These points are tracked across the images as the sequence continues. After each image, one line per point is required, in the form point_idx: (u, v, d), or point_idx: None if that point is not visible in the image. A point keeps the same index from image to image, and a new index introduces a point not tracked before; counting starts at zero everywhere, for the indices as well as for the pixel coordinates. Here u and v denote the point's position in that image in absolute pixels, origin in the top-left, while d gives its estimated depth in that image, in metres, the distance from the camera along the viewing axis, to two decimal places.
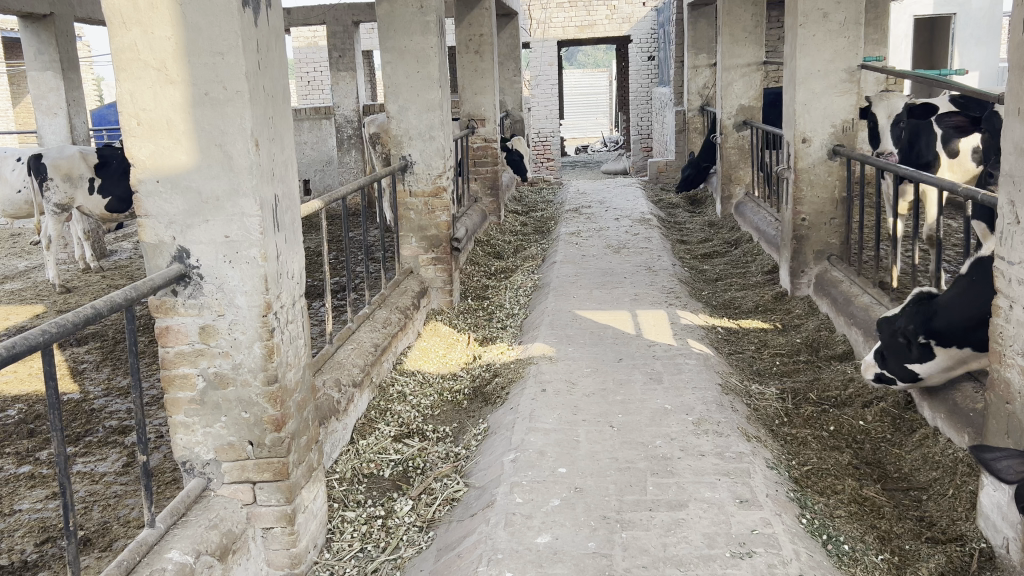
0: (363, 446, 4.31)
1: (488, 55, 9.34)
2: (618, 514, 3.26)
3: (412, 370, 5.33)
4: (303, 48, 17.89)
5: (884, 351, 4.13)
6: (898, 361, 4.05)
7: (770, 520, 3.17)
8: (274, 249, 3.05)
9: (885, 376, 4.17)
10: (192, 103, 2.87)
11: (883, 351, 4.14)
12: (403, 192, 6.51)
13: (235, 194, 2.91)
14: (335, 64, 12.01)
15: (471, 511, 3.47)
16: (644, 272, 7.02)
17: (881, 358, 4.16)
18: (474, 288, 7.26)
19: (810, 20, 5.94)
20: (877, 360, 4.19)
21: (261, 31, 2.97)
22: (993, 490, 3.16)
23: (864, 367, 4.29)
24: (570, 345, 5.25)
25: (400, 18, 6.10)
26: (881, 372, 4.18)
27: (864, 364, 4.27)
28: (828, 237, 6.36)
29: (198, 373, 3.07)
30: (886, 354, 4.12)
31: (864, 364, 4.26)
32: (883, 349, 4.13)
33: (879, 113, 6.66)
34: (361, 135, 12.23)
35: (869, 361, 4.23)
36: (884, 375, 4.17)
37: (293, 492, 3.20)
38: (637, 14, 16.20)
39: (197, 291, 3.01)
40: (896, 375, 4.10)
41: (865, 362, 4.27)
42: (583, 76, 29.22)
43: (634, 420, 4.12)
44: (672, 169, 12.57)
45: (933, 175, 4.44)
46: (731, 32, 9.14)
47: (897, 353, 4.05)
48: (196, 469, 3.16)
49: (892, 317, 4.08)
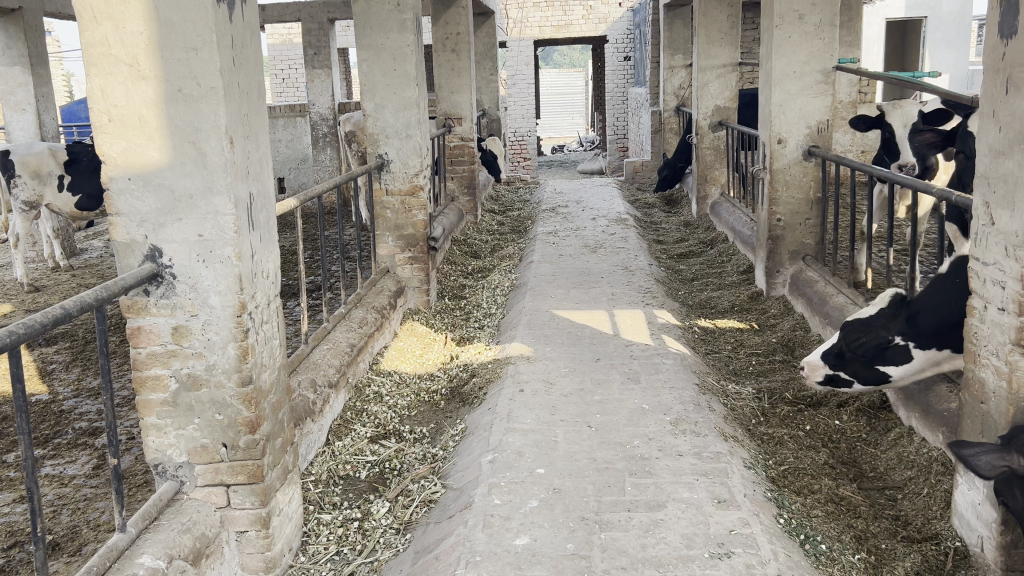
0: (339, 448, 4.27)
1: (464, 54, 9.29)
2: (596, 514, 3.25)
3: (389, 371, 5.29)
4: (278, 45, 17.71)
5: (846, 352, 3.96)
6: (866, 363, 3.90)
7: (748, 520, 3.17)
8: (249, 247, 3.01)
9: (840, 377, 4.00)
10: (165, 100, 2.81)
11: (844, 352, 3.97)
12: (379, 191, 6.46)
13: (209, 192, 2.86)
14: (310, 62, 11.94)
15: (449, 513, 3.44)
16: (621, 272, 7.03)
17: (841, 359, 3.98)
18: (451, 287, 7.22)
19: (786, 22, 5.97)
20: (832, 361, 4.01)
21: (236, 26, 2.92)
22: (968, 489, 3.19)
23: (808, 369, 4.09)
24: (548, 345, 5.23)
25: (376, 16, 6.05)
26: (834, 374, 4.01)
27: (810, 364, 4.07)
28: (803, 237, 6.40)
29: (171, 373, 3.02)
30: (849, 355, 3.95)
31: (812, 365, 4.06)
32: (845, 350, 3.97)
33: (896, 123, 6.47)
34: (336, 133, 12.14)
35: (820, 362, 4.05)
36: (839, 376, 4.00)
37: (268, 495, 3.15)
38: (612, 14, 16.23)
39: (170, 290, 2.96)
40: (858, 376, 3.95)
41: (813, 362, 4.07)
42: (558, 76, 29.28)
43: (612, 420, 4.12)
44: (648, 169, 12.61)
45: (909, 176, 4.46)
46: (707, 33, 9.17)
47: (866, 354, 3.89)
48: (169, 472, 3.10)
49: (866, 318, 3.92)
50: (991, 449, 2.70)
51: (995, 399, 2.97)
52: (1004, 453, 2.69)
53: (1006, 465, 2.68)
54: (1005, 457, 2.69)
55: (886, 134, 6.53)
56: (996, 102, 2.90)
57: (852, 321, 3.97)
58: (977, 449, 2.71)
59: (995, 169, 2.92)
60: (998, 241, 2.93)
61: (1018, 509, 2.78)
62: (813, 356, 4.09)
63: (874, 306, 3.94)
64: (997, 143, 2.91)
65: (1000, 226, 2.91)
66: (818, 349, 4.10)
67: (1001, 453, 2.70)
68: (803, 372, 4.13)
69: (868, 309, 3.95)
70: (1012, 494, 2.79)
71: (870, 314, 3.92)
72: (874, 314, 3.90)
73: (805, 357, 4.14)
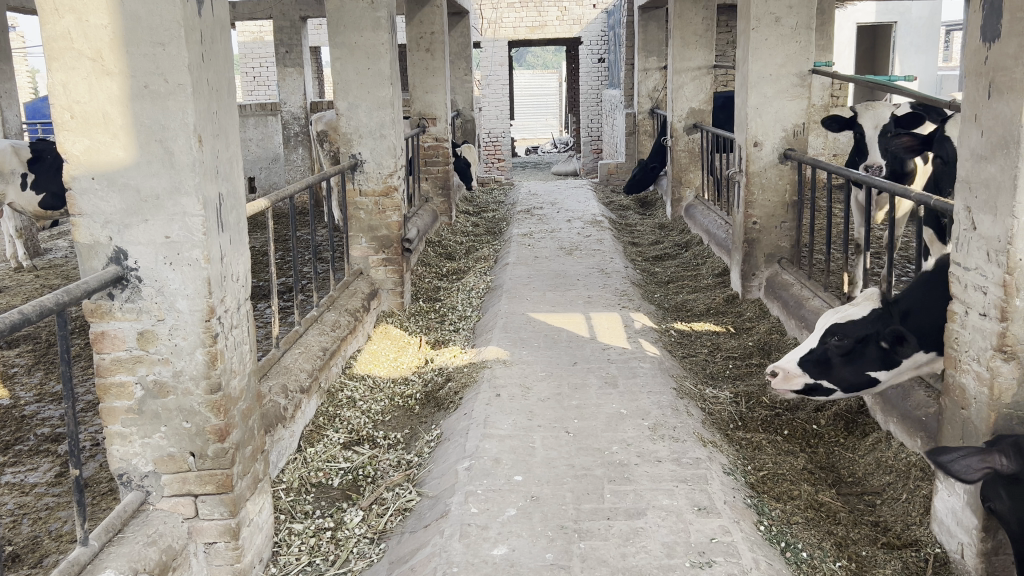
0: (311, 454, 4.18)
1: (439, 54, 9.19)
2: (576, 523, 3.19)
3: (362, 375, 5.20)
4: (249, 43, 17.47)
5: (833, 357, 3.75)
6: (855, 369, 3.75)
7: (729, 528, 3.12)
8: (218, 249, 2.91)
9: (822, 385, 3.78)
10: (131, 97, 2.71)
11: (830, 357, 3.75)
12: (353, 191, 6.37)
13: (177, 192, 2.76)
14: (282, 60, 11.80)
15: (424, 522, 3.36)
16: (597, 274, 6.98)
17: (826, 365, 3.76)
18: (426, 290, 7.14)
19: (762, 24, 5.96)
20: (815, 369, 3.77)
21: (205, 21, 2.83)
22: (948, 495, 3.17)
23: (783, 378, 3.81)
24: (525, 349, 5.16)
25: (350, 14, 5.96)
26: (815, 382, 3.79)
27: (788, 373, 3.80)
28: (779, 241, 6.39)
29: (136, 380, 2.91)
30: (835, 361, 3.75)
31: (791, 373, 3.79)
32: (830, 356, 3.76)
33: (867, 124, 6.35)
34: (308, 133, 12.00)
35: (800, 371, 3.80)
36: (821, 384, 3.78)
37: (237, 505, 3.06)
38: (587, 16, 16.22)
39: (135, 294, 2.85)
40: (842, 384, 3.77)
41: (790, 371, 3.81)
42: (532, 77, 29.27)
43: (590, 425, 4.06)
44: (622, 170, 12.59)
45: (886, 180, 4.44)
46: (682, 35, 9.14)
47: (856, 360, 3.74)
48: (134, 482, 3.00)
49: (856, 321, 3.76)
50: (974, 452, 2.67)
51: (976, 404, 2.95)
52: (985, 454, 2.67)
53: (987, 466, 2.66)
54: (987, 458, 2.67)
55: (857, 134, 6.42)
56: (979, 107, 2.88)
57: (839, 324, 3.78)
58: (959, 452, 2.67)
59: (977, 174, 2.90)
60: (979, 246, 2.91)
61: (1002, 511, 2.75)
62: (791, 363, 3.82)
63: (863, 309, 3.77)
64: (979, 147, 2.89)
65: (982, 230, 2.89)
66: (796, 355, 3.83)
67: (982, 454, 2.67)
68: (773, 380, 3.84)
69: (856, 310, 3.78)
70: (998, 498, 2.75)
71: (860, 318, 3.76)
72: (865, 317, 3.75)
73: (780, 364, 3.85)
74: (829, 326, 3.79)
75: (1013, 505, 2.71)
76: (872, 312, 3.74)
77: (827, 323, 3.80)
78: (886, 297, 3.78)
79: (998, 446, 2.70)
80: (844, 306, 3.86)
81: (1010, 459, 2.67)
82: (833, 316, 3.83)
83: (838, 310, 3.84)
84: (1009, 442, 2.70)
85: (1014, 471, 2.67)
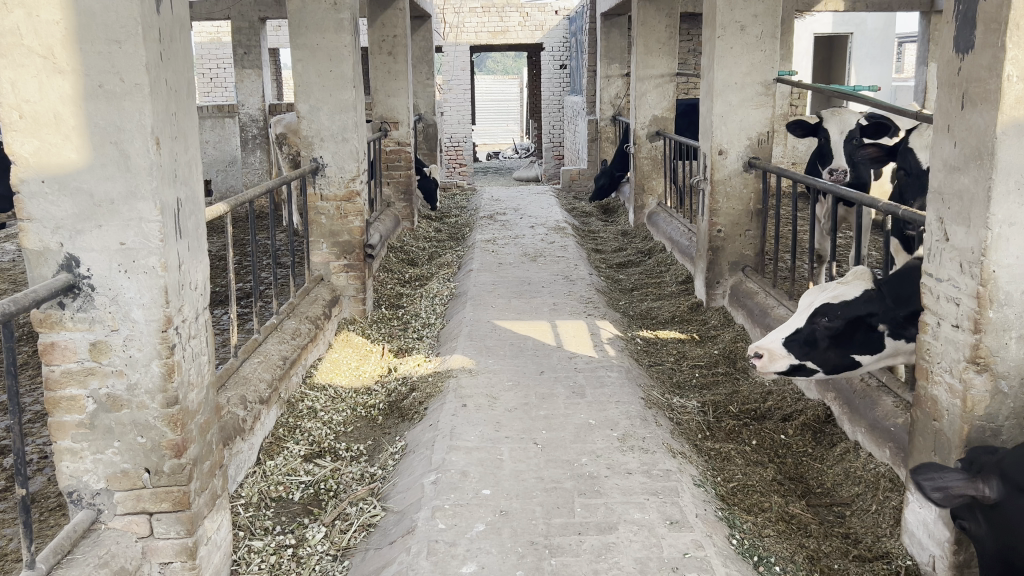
0: (271, 468, 4.05)
1: (401, 57, 9.06)
2: (546, 539, 3.12)
3: (323, 385, 5.07)
4: (206, 44, 17.18)
5: (820, 338, 3.75)
6: (840, 351, 3.75)
7: (701, 542, 3.08)
8: (176, 257, 2.79)
9: (805, 366, 3.79)
10: (83, 96, 2.58)
11: (817, 338, 3.74)
12: (314, 196, 6.22)
13: (133, 197, 2.64)
14: (240, 61, 11.60)
15: (389, 539, 3.26)
16: (561, 281, 6.93)
17: (811, 347, 3.76)
18: (388, 296, 7.03)
19: (728, 33, 5.96)
20: (799, 350, 3.77)
21: (163, 19, 2.71)
22: (919, 507, 3.16)
23: (767, 359, 3.81)
24: (490, 357, 5.08)
25: (311, 15, 5.85)
26: (797, 364, 3.79)
27: (772, 354, 3.80)
28: (742, 249, 6.39)
29: (88, 394, 2.78)
30: (822, 342, 3.75)
31: (775, 354, 3.79)
32: (818, 336, 3.75)
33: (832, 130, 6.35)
34: (267, 135, 11.81)
35: (785, 352, 3.78)
36: (804, 366, 3.79)
37: (194, 523, 2.93)
38: (549, 22, 16.22)
39: (88, 303, 2.71)
40: (826, 365, 3.78)
41: (775, 351, 3.80)
42: (493, 82, 29.26)
43: (559, 437, 3.99)
44: (585, 177, 12.58)
45: (855, 191, 4.39)
46: (645, 42, 9.14)
47: (843, 342, 3.74)
48: (84, 500, 2.85)
49: (849, 301, 3.70)
50: (957, 477, 2.59)
51: (949, 416, 2.94)
52: (968, 481, 2.58)
53: (968, 493, 2.58)
54: (972, 485, 2.59)
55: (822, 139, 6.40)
56: (952, 118, 2.87)
57: (830, 304, 3.73)
58: (941, 474, 2.58)
59: (949, 185, 2.90)
60: (951, 258, 2.90)
61: (979, 534, 2.70)
62: (777, 343, 3.81)
63: (856, 290, 3.71)
64: (952, 158, 2.88)
65: (954, 242, 2.88)
66: (781, 335, 3.81)
67: (965, 480, 2.59)
68: (758, 360, 3.85)
69: (848, 290, 3.72)
70: (974, 519, 2.71)
71: (854, 299, 3.70)
72: (859, 298, 3.69)
73: (766, 344, 3.83)
74: (819, 306, 3.75)
75: (990, 530, 2.65)
76: (867, 293, 3.68)
77: (818, 302, 3.76)
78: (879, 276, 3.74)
79: (982, 474, 2.63)
80: (833, 284, 3.81)
81: (994, 487, 2.59)
82: (823, 295, 3.78)
83: (828, 289, 3.78)
84: (993, 470, 2.62)
85: (995, 499, 2.60)
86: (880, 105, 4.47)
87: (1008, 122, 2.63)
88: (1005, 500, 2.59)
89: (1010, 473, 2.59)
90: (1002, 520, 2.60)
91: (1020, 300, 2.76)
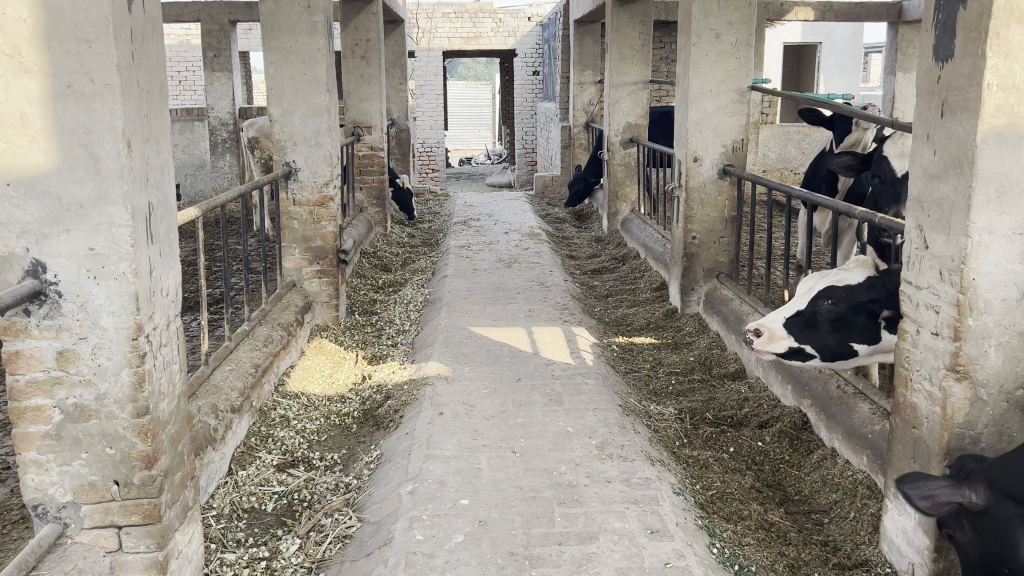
0: (242, 478, 3.97)
1: (374, 61, 8.98)
2: (526, 549, 3.08)
3: (296, 393, 4.98)
4: (174, 46, 16.96)
5: (822, 321, 3.75)
6: (839, 336, 3.75)
7: (682, 552, 3.05)
8: (147, 263, 2.71)
9: (803, 350, 3.81)
10: (51, 97, 2.50)
11: (819, 320, 3.75)
12: (286, 200, 6.13)
13: (102, 201, 2.56)
14: (210, 64, 11.47)
15: (366, 551, 3.19)
16: (536, 287, 6.90)
17: (811, 330, 3.78)
18: (361, 302, 6.95)
19: (703, 40, 5.97)
20: (799, 332, 3.80)
21: (135, 19, 2.64)
22: (898, 515, 3.17)
23: (766, 339, 3.84)
24: (466, 365, 5.03)
25: (285, 18, 5.78)
26: (796, 347, 3.81)
27: (772, 334, 3.83)
28: (717, 255, 6.39)
29: (54, 404, 2.69)
30: (824, 325, 3.75)
31: (775, 334, 3.82)
32: (819, 319, 3.76)
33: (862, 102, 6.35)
34: (237, 140, 11.67)
35: (785, 333, 3.81)
36: (802, 349, 3.80)
37: (165, 537, 2.85)
38: (521, 28, 16.21)
39: (55, 311, 2.63)
40: (823, 350, 3.79)
41: (775, 332, 3.83)
42: (465, 88, 29.26)
43: (536, 445, 3.95)
44: (558, 183, 12.59)
45: (829, 198, 4.44)
46: (619, 50, 9.15)
47: (843, 327, 3.74)
48: (50, 513, 2.75)
49: (852, 286, 3.71)
50: (943, 484, 2.59)
51: (928, 424, 2.94)
52: (955, 488, 2.59)
53: (956, 501, 2.58)
54: (958, 491, 2.59)
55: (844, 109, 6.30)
56: (931, 126, 2.88)
57: (833, 288, 3.74)
58: (927, 483, 2.59)
59: (929, 193, 2.91)
60: (931, 266, 2.91)
61: (964, 542, 2.70)
62: (777, 323, 3.84)
63: (858, 275, 3.72)
64: (931, 166, 2.89)
65: (934, 250, 2.89)
66: (782, 316, 3.84)
67: (952, 487, 2.59)
68: (757, 339, 3.88)
69: (851, 275, 3.73)
70: (960, 527, 2.70)
71: (857, 284, 3.71)
72: (861, 284, 3.70)
73: (766, 323, 3.87)
74: (821, 289, 3.76)
75: (976, 537, 2.65)
76: (869, 279, 3.69)
77: (820, 285, 3.77)
78: (881, 264, 3.75)
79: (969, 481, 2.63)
80: (835, 269, 3.83)
81: (981, 494, 2.59)
82: (825, 279, 3.79)
83: (830, 273, 3.79)
84: (978, 478, 2.63)
85: (983, 505, 2.60)
86: (851, 112, 4.54)
87: (988, 130, 2.64)
88: (992, 506, 2.59)
89: (995, 480, 2.61)
90: (988, 527, 2.60)
91: (1000, 308, 2.77)
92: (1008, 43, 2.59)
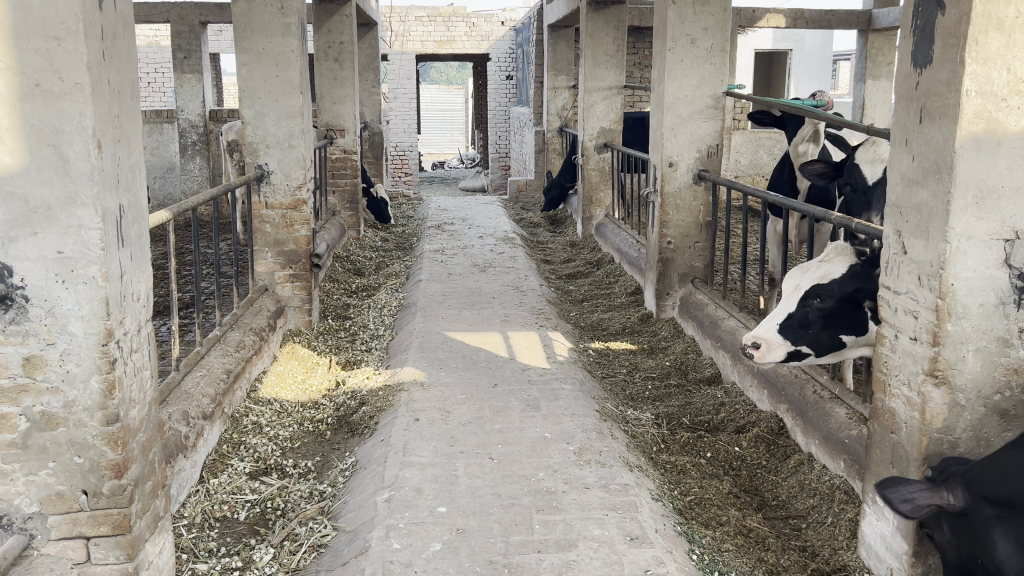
0: (214, 486, 3.90)
1: (348, 64, 8.89)
2: (505, 557, 3.04)
3: (268, 399, 4.90)
4: (143, 48, 16.78)
5: (813, 321, 3.77)
6: (831, 332, 3.78)
7: (662, 558, 3.04)
8: (117, 267, 2.63)
9: (800, 351, 3.81)
10: (20, 95, 2.43)
11: (811, 320, 3.76)
12: (258, 204, 6.05)
13: (71, 203, 2.49)
14: (180, 66, 11.33)
15: (342, 560, 3.14)
16: (511, 292, 6.88)
17: (804, 331, 3.79)
18: (335, 307, 6.88)
19: (678, 45, 5.97)
20: (794, 335, 3.80)
21: (106, 17, 2.56)
22: (876, 521, 3.17)
23: (765, 349, 3.83)
24: (442, 370, 4.98)
25: (258, 19, 5.71)
26: (794, 350, 3.81)
27: (770, 343, 3.82)
28: (692, 261, 6.40)
29: (20, 412, 2.61)
30: (815, 324, 3.77)
31: (772, 343, 3.81)
32: (810, 318, 3.77)
33: None
34: (208, 142, 11.52)
35: (781, 340, 3.81)
36: (800, 351, 3.81)
37: (136, 547, 2.77)
38: (494, 32, 16.26)
39: (21, 316, 2.56)
40: (818, 348, 3.80)
41: (772, 340, 3.82)
42: (438, 93, 29.34)
43: (515, 452, 3.91)
44: (531, 188, 12.64)
45: (803, 202, 4.45)
46: (594, 54, 9.10)
47: (833, 322, 3.76)
48: (15, 525, 2.66)
49: (836, 279, 3.72)
50: (920, 488, 2.62)
51: (907, 429, 2.95)
52: (933, 490, 2.61)
53: (935, 504, 2.60)
54: (935, 495, 2.60)
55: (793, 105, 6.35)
56: (909, 132, 2.89)
57: (818, 284, 3.74)
58: (906, 487, 2.61)
59: (908, 199, 2.92)
60: (910, 270, 2.92)
61: (941, 542, 2.73)
62: (772, 332, 3.83)
63: (839, 267, 3.73)
64: (910, 172, 2.90)
65: (913, 255, 2.90)
66: (776, 323, 3.83)
67: (930, 490, 2.61)
68: (755, 351, 3.85)
69: (834, 268, 3.74)
70: (938, 528, 2.73)
71: (840, 276, 3.72)
72: (844, 274, 3.71)
73: (762, 334, 3.85)
74: (808, 288, 3.76)
75: (954, 538, 2.68)
76: (851, 268, 3.71)
77: (806, 284, 3.77)
78: (862, 251, 3.75)
79: (947, 483, 2.64)
80: (815, 264, 3.83)
81: (959, 496, 2.60)
82: (808, 276, 3.79)
83: (812, 270, 3.79)
84: (958, 480, 2.64)
85: (961, 507, 2.61)
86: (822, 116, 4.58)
87: (966, 136, 2.65)
88: (970, 508, 2.60)
89: (973, 482, 2.61)
90: (967, 527, 2.62)
91: (977, 313, 2.78)
92: (986, 50, 2.61)
